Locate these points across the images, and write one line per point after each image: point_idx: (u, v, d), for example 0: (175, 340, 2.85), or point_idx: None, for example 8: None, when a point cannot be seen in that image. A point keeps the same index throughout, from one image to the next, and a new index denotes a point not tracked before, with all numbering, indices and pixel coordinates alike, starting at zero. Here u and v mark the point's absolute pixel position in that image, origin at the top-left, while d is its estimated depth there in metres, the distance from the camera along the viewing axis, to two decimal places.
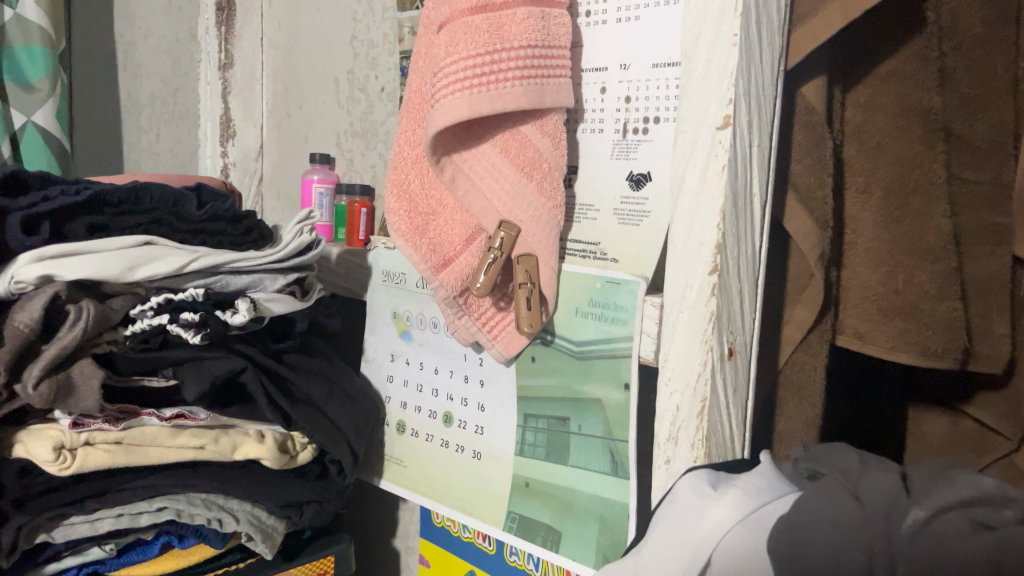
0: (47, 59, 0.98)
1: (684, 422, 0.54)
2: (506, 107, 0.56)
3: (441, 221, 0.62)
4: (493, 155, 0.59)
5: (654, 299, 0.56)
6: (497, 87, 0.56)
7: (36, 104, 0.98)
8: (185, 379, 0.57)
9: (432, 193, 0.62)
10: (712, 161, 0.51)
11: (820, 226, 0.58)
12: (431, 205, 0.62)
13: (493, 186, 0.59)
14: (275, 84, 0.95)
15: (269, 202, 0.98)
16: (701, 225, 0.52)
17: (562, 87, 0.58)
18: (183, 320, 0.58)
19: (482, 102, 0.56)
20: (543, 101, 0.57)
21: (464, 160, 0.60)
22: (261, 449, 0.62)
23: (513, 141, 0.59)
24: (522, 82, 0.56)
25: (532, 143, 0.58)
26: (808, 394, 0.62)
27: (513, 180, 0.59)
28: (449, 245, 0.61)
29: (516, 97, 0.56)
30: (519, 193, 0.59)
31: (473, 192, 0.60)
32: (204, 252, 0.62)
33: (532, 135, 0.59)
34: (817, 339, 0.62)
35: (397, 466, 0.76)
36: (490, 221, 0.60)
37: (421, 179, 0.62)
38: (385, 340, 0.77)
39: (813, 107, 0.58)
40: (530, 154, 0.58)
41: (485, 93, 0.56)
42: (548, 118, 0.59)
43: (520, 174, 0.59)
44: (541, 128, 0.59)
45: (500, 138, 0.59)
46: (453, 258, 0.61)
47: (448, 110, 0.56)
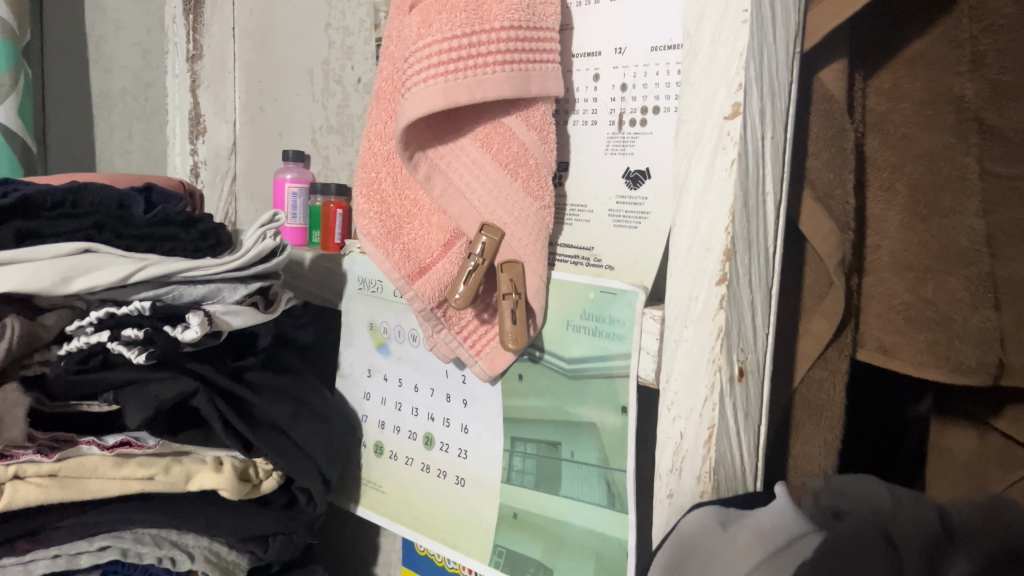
0: (7, 52, 0.92)
1: (689, 452, 0.48)
2: (486, 96, 0.49)
3: (417, 224, 0.55)
4: (473, 149, 0.53)
5: (654, 311, 0.50)
6: (476, 74, 0.49)
7: None
8: (127, 404, 0.51)
9: (407, 195, 0.55)
10: (720, 155, 0.45)
11: (842, 228, 0.52)
12: (404, 207, 0.56)
13: (474, 185, 0.53)
14: (248, 77, 0.89)
15: (243, 203, 0.92)
16: (707, 229, 0.46)
17: (551, 73, 0.51)
18: (125, 337, 0.52)
19: (458, 91, 0.49)
20: (528, 89, 0.50)
21: (440, 156, 0.54)
22: (218, 478, 0.56)
23: (495, 134, 0.52)
24: (503, 68, 0.50)
25: (516, 137, 0.52)
26: (826, 416, 0.56)
27: (495, 178, 0.52)
28: (425, 251, 0.55)
29: (497, 84, 0.49)
30: (503, 193, 0.52)
31: (451, 192, 0.54)
32: (152, 260, 0.55)
33: (516, 127, 0.52)
34: (836, 354, 0.55)
35: (375, 492, 0.70)
36: (469, 224, 0.54)
37: (393, 179, 0.56)
38: (361, 353, 0.70)
39: (833, 95, 0.51)
40: (514, 149, 0.52)
41: (462, 80, 0.49)
42: (536, 109, 0.52)
43: (504, 172, 0.52)
44: (528, 119, 0.52)
45: (481, 130, 0.53)
46: (430, 266, 0.55)
47: (419, 100, 0.50)
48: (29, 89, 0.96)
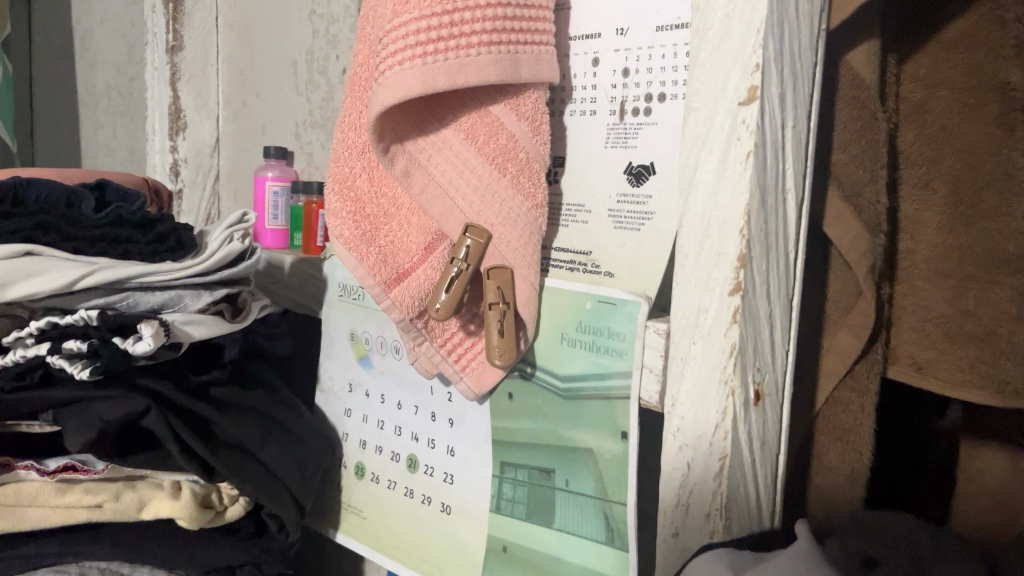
0: None
1: (698, 486, 0.42)
2: (468, 81, 0.43)
3: (394, 225, 0.50)
4: (457, 142, 0.47)
5: (657, 325, 0.44)
6: (459, 56, 0.43)
7: None
8: (68, 425, 0.46)
9: (383, 192, 0.50)
10: (733, 147, 0.39)
11: (871, 231, 0.46)
12: (380, 206, 0.50)
13: (457, 181, 0.47)
14: (232, 70, 0.83)
15: (227, 204, 0.87)
16: (718, 231, 0.40)
17: (543, 57, 0.46)
18: (67, 350, 0.47)
19: (437, 74, 0.43)
20: (518, 73, 0.44)
21: (420, 149, 0.47)
22: (174, 507, 0.51)
23: (480, 124, 0.46)
24: (489, 49, 0.44)
25: (504, 128, 0.46)
26: (854, 441, 0.50)
27: (481, 174, 0.46)
28: (403, 256, 0.49)
29: (481, 68, 0.44)
30: (490, 190, 0.46)
31: (432, 189, 0.48)
32: (102, 264, 0.50)
33: (504, 117, 0.46)
34: (865, 372, 0.49)
35: (356, 517, 0.64)
36: (454, 226, 0.48)
37: (369, 175, 0.50)
38: (341, 366, 0.65)
39: (863, 80, 0.45)
40: (502, 141, 0.46)
41: (442, 62, 0.43)
42: (526, 97, 0.46)
43: (491, 167, 0.46)
44: (518, 109, 0.46)
45: (465, 121, 0.47)
46: (409, 272, 0.49)
47: (394, 84, 0.44)
48: (8, 83, 0.91)
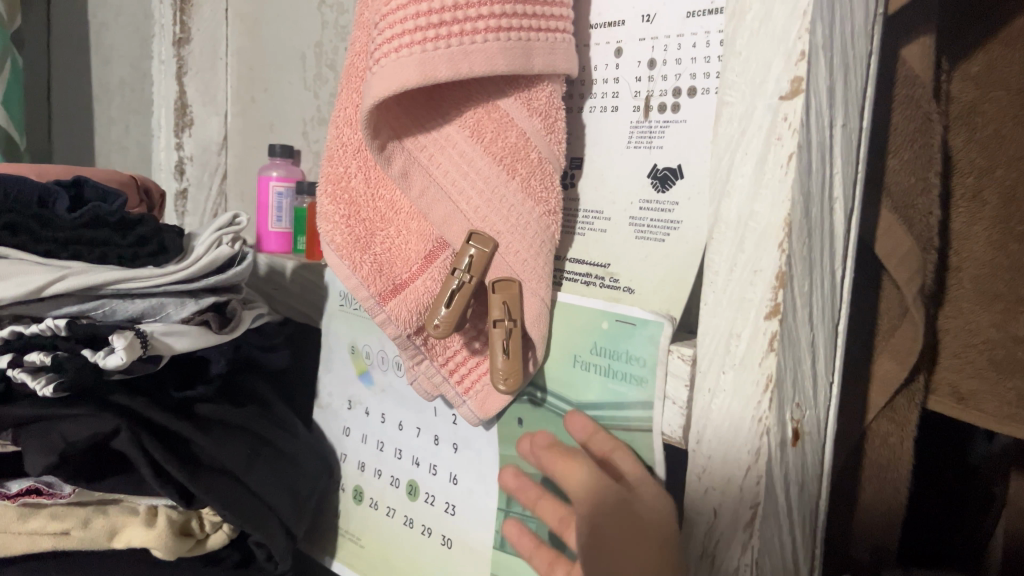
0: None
1: (723, 534, 0.37)
2: (473, 70, 0.38)
3: (390, 233, 0.45)
4: (462, 141, 0.42)
5: (682, 350, 0.38)
6: (463, 43, 0.38)
7: None
8: (27, 446, 0.42)
9: (380, 195, 0.45)
10: (773, 148, 0.34)
11: (923, 246, 0.41)
12: (377, 210, 0.45)
13: (461, 183, 0.42)
14: (240, 64, 0.80)
15: (234, 204, 0.83)
16: (754, 244, 0.35)
17: (559, 46, 0.40)
18: (30, 364, 0.42)
19: (437, 63, 0.37)
20: (530, 65, 0.39)
21: (421, 147, 0.43)
22: (150, 535, 0.46)
23: (488, 119, 0.41)
24: (496, 36, 0.38)
25: (514, 124, 0.41)
26: (894, 479, 0.44)
27: (487, 176, 0.41)
28: (401, 266, 0.45)
29: (487, 57, 0.38)
30: (496, 193, 0.41)
31: (434, 193, 0.43)
32: (75, 269, 0.46)
33: (514, 112, 0.41)
34: (905, 403, 0.44)
35: (354, 545, 0.60)
36: (456, 233, 0.43)
37: (365, 176, 0.45)
38: (341, 381, 0.60)
39: (919, 75, 0.40)
40: (512, 139, 0.41)
41: (443, 49, 0.37)
42: (539, 90, 0.41)
43: (499, 168, 0.41)
44: (529, 103, 0.41)
45: (471, 116, 0.42)
46: (406, 283, 0.44)
47: (389, 74, 0.38)
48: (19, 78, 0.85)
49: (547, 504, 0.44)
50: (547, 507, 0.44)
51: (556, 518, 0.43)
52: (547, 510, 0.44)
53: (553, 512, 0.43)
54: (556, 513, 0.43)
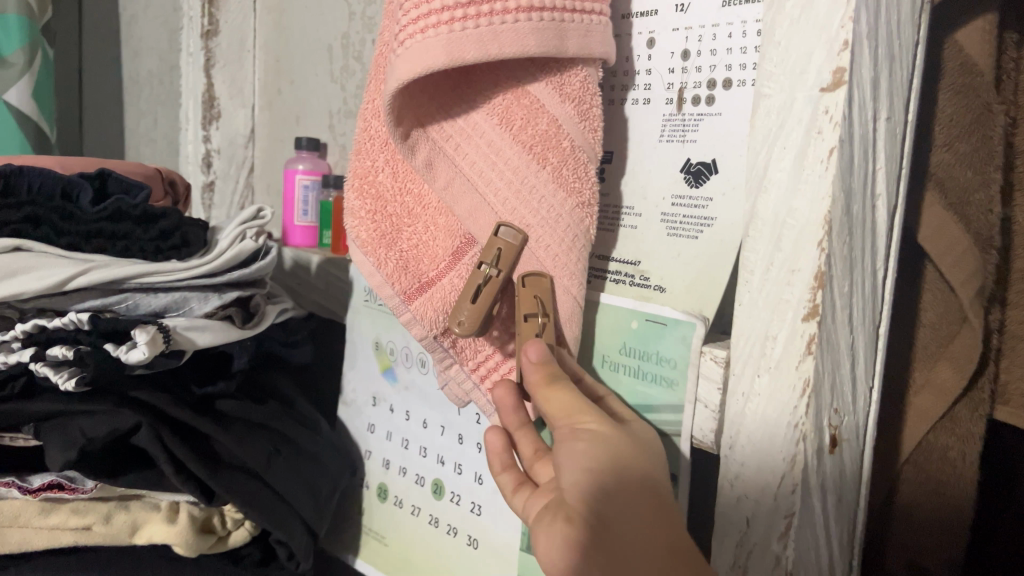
0: (26, 30, 0.80)
1: (758, 545, 0.35)
2: (502, 52, 0.36)
3: (416, 229, 0.44)
4: (490, 128, 0.40)
5: (715, 352, 0.37)
6: (492, 22, 0.35)
7: (9, 80, 0.79)
8: (48, 441, 0.41)
9: (408, 189, 0.44)
10: (813, 142, 0.32)
11: (981, 246, 0.39)
12: (404, 204, 0.44)
13: (489, 173, 0.40)
14: (268, 55, 0.79)
15: (262, 197, 0.83)
16: (792, 243, 0.33)
17: (595, 28, 0.38)
18: (53, 357, 0.42)
19: (465, 44, 0.35)
20: (563, 49, 0.36)
21: (446, 136, 0.41)
22: (170, 532, 0.46)
23: (517, 105, 0.39)
24: (528, 15, 0.36)
25: (545, 112, 0.39)
26: (953, 499, 0.42)
27: (517, 165, 0.39)
28: (429, 262, 0.43)
29: (517, 37, 0.36)
30: (525, 183, 0.39)
31: (460, 184, 0.41)
32: (99, 262, 0.45)
33: (546, 98, 0.39)
34: (967, 414, 0.42)
35: (378, 544, 0.59)
36: (484, 226, 0.41)
37: (392, 170, 0.44)
38: (365, 378, 0.60)
39: (976, 63, 0.38)
40: (542, 126, 0.39)
41: (471, 29, 0.35)
42: (572, 75, 0.39)
43: (529, 156, 0.39)
44: (561, 89, 0.39)
45: (499, 102, 0.39)
46: (434, 280, 0.43)
47: (415, 55, 0.36)
48: (50, 72, 0.85)
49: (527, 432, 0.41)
50: (527, 436, 0.41)
51: (531, 447, 0.41)
52: (523, 439, 0.41)
53: (529, 442, 0.41)
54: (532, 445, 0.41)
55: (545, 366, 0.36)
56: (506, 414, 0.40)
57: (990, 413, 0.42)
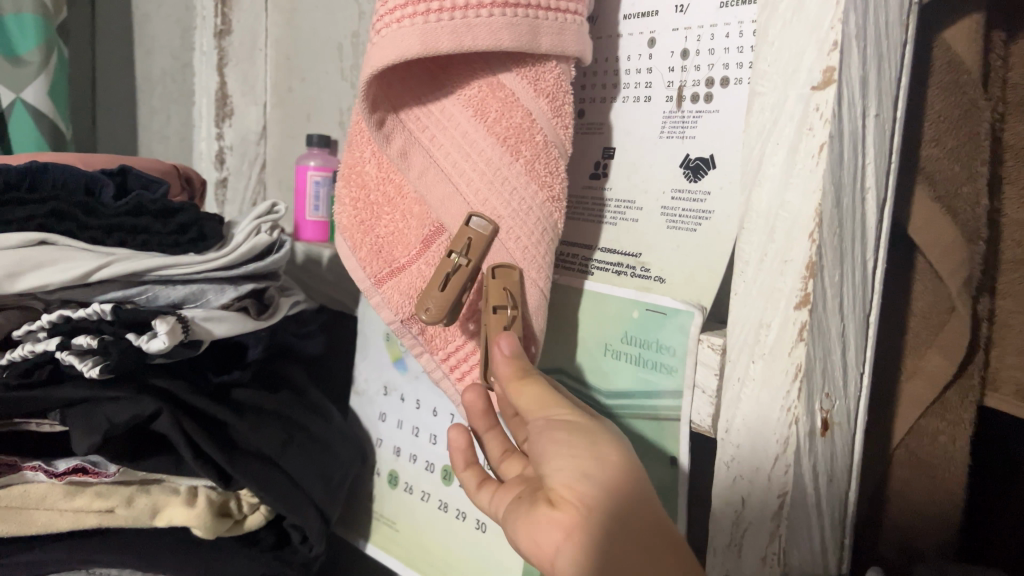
0: (43, 30, 0.82)
1: (753, 525, 0.37)
2: (476, 44, 0.36)
3: (393, 217, 0.44)
4: (464, 119, 0.41)
5: (712, 340, 0.39)
6: (467, 15, 0.36)
7: (27, 79, 0.81)
8: (73, 426, 0.43)
9: (389, 179, 0.44)
10: (804, 138, 0.34)
11: (970, 237, 0.40)
12: (384, 192, 0.45)
13: (462, 165, 0.41)
14: (279, 54, 0.81)
15: (273, 193, 0.85)
16: (784, 234, 0.35)
17: (569, 27, 0.38)
18: (77, 346, 0.43)
19: (439, 36, 0.36)
20: (534, 44, 0.37)
21: (422, 127, 0.42)
22: (188, 514, 0.48)
23: (492, 98, 0.40)
24: (501, 11, 0.36)
25: (518, 104, 0.40)
26: (943, 482, 0.43)
27: (489, 156, 0.40)
28: (402, 250, 0.44)
29: (491, 32, 0.36)
30: (497, 174, 0.40)
31: (432, 172, 0.42)
32: (120, 255, 0.47)
33: (520, 92, 0.40)
34: (957, 400, 0.43)
35: (389, 529, 0.61)
36: (455, 213, 0.42)
37: (376, 161, 0.45)
38: (376, 368, 0.61)
39: (964, 61, 0.39)
40: (516, 120, 0.40)
41: (446, 21, 0.36)
42: (545, 70, 0.40)
43: (502, 149, 0.40)
44: (536, 84, 0.40)
45: (474, 94, 0.41)
46: (404, 267, 0.44)
47: (390, 44, 0.37)
48: (66, 71, 0.87)
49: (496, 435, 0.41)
50: (495, 438, 0.41)
51: (499, 449, 0.41)
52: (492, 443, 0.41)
53: (498, 444, 0.41)
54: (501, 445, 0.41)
55: (516, 361, 0.36)
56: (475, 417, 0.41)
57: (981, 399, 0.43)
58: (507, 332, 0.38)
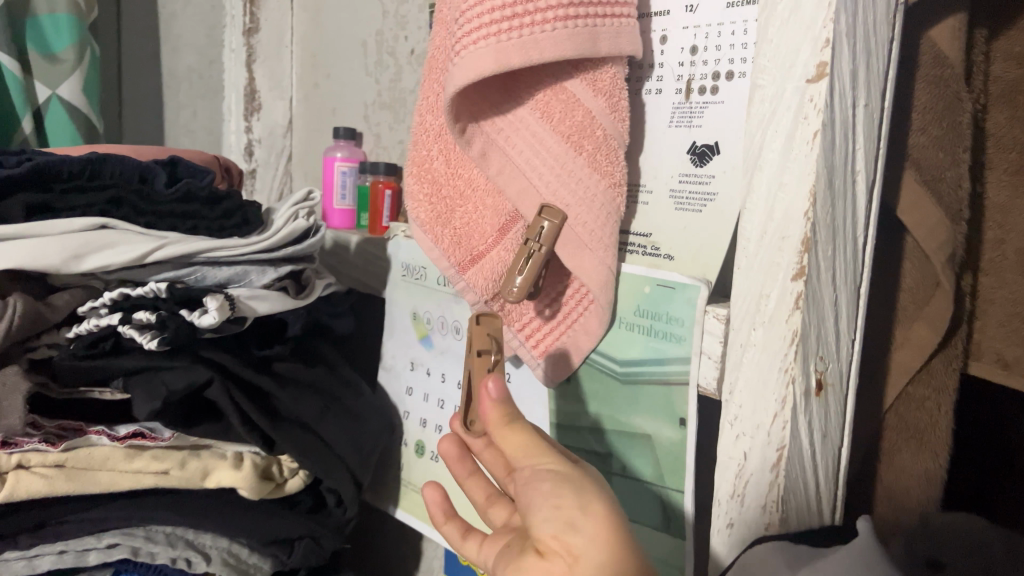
0: (75, 28, 0.86)
1: (755, 477, 0.41)
2: (543, 57, 0.40)
3: (472, 209, 0.49)
4: (534, 121, 0.44)
5: (717, 310, 0.42)
6: (534, 31, 0.40)
7: (62, 76, 0.85)
8: (135, 392, 0.47)
9: (463, 173, 0.49)
10: (801, 126, 0.37)
11: (952, 217, 0.44)
12: (456, 187, 0.50)
13: (534, 162, 0.45)
14: (304, 51, 0.85)
15: (298, 182, 0.89)
16: (782, 214, 0.39)
17: (623, 30, 0.42)
18: (137, 321, 0.47)
19: (511, 52, 0.40)
20: (595, 48, 0.41)
21: (498, 129, 0.46)
22: (235, 476, 0.52)
23: (555, 100, 0.44)
24: (564, 24, 0.40)
25: (580, 105, 0.43)
26: (929, 441, 0.47)
27: (556, 153, 0.44)
28: (481, 238, 0.49)
29: (556, 44, 0.40)
30: (567, 169, 0.43)
31: (510, 171, 0.46)
32: (173, 240, 0.51)
33: (581, 93, 0.43)
34: (942, 367, 0.47)
35: (417, 494, 0.65)
36: (529, 205, 0.45)
37: (444, 159, 0.50)
38: (403, 345, 0.65)
39: (947, 56, 0.43)
40: (578, 119, 0.43)
41: (516, 38, 0.40)
42: (603, 72, 0.43)
43: (566, 145, 0.43)
44: (594, 84, 0.43)
45: (541, 97, 0.44)
46: (484, 253, 0.49)
47: (468, 64, 0.41)
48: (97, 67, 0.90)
49: (477, 481, 0.41)
50: (476, 483, 0.41)
51: (482, 494, 0.41)
52: (474, 486, 0.41)
53: (481, 488, 0.41)
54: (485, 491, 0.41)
55: (506, 404, 0.35)
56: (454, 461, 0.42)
57: (965, 367, 0.47)
58: (495, 373, 0.36)
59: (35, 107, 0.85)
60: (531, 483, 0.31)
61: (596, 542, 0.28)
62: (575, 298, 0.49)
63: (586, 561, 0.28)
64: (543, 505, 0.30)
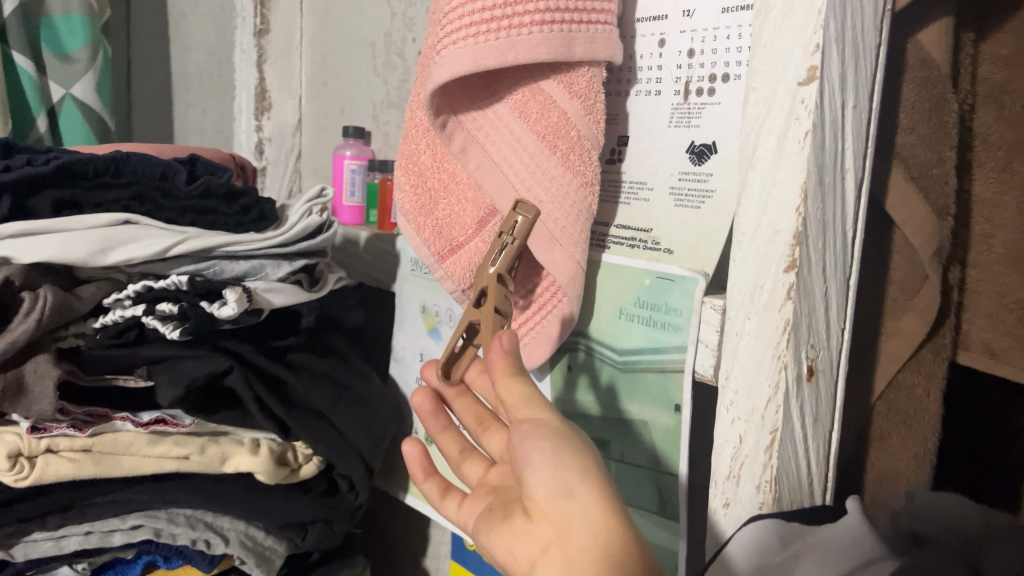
0: (88, 29, 0.88)
1: (749, 458, 0.43)
2: (517, 59, 0.42)
3: (451, 200, 0.51)
4: (512, 120, 0.46)
5: (713, 301, 0.45)
6: (509, 34, 0.42)
7: (75, 76, 0.87)
8: (159, 380, 0.49)
9: (447, 167, 0.51)
10: (793, 126, 0.40)
11: (939, 212, 0.46)
12: (440, 179, 0.51)
13: (511, 158, 0.46)
14: (314, 52, 0.87)
15: (308, 180, 0.91)
16: (775, 210, 0.41)
17: (598, 36, 0.43)
18: (160, 312, 0.50)
19: (487, 53, 0.42)
20: (570, 53, 0.42)
21: (478, 126, 0.48)
22: (253, 462, 0.55)
23: (534, 101, 0.46)
24: (540, 28, 0.42)
25: (556, 105, 0.45)
26: (918, 427, 0.49)
27: (531, 151, 0.45)
28: (459, 229, 0.51)
29: (531, 47, 0.42)
30: (539, 167, 0.45)
31: (487, 167, 0.48)
32: (192, 234, 0.53)
33: (557, 95, 0.45)
34: (930, 357, 0.49)
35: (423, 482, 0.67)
36: (504, 201, 0.47)
37: (431, 151, 0.52)
38: (411, 337, 0.68)
39: (934, 59, 0.45)
40: (554, 119, 0.45)
41: (493, 40, 0.42)
42: (580, 74, 0.45)
43: (542, 144, 0.45)
44: (570, 87, 0.45)
45: (519, 97, 0.46)
46: (462, 244, 0.51)
47: (447, 64, 0.43)
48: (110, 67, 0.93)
49: (450, 436, 0.44)
50: (449, 438, 0.44)
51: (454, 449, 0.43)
52: (448, 444, 0.44)
53: (452, 444, 0.44)
54: (458, 445, 0.43)
55: (511, 356, 0.36)
56: (428, 419, 0.45)
57: (954, 356, 0.50)
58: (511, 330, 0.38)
59: (49, 106, 0.87)
60: (529, 438, 0.33)
61: (589, 513, 0.29)
62: (550, 290, 0.50)
63: (575, 525, 0.30)
64: (541, 464, 0.32)
